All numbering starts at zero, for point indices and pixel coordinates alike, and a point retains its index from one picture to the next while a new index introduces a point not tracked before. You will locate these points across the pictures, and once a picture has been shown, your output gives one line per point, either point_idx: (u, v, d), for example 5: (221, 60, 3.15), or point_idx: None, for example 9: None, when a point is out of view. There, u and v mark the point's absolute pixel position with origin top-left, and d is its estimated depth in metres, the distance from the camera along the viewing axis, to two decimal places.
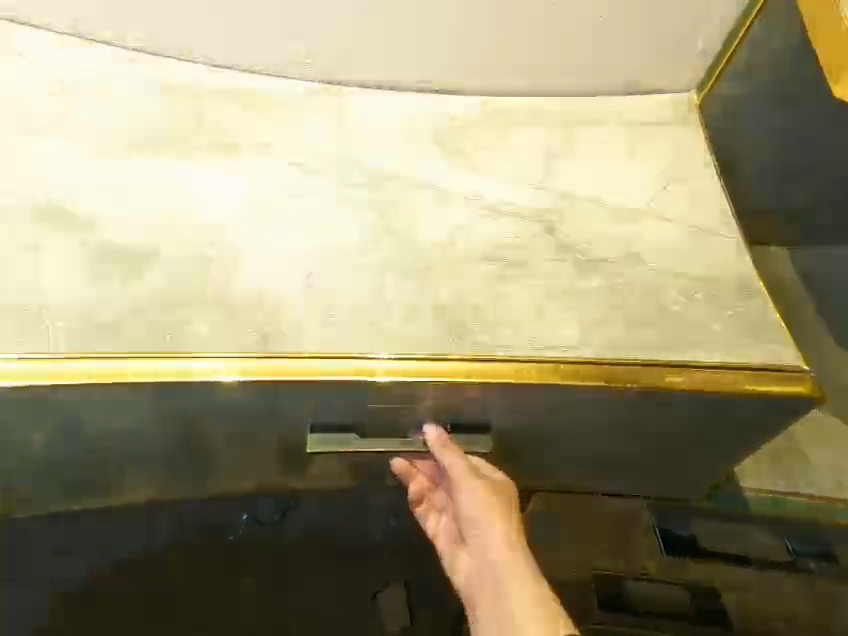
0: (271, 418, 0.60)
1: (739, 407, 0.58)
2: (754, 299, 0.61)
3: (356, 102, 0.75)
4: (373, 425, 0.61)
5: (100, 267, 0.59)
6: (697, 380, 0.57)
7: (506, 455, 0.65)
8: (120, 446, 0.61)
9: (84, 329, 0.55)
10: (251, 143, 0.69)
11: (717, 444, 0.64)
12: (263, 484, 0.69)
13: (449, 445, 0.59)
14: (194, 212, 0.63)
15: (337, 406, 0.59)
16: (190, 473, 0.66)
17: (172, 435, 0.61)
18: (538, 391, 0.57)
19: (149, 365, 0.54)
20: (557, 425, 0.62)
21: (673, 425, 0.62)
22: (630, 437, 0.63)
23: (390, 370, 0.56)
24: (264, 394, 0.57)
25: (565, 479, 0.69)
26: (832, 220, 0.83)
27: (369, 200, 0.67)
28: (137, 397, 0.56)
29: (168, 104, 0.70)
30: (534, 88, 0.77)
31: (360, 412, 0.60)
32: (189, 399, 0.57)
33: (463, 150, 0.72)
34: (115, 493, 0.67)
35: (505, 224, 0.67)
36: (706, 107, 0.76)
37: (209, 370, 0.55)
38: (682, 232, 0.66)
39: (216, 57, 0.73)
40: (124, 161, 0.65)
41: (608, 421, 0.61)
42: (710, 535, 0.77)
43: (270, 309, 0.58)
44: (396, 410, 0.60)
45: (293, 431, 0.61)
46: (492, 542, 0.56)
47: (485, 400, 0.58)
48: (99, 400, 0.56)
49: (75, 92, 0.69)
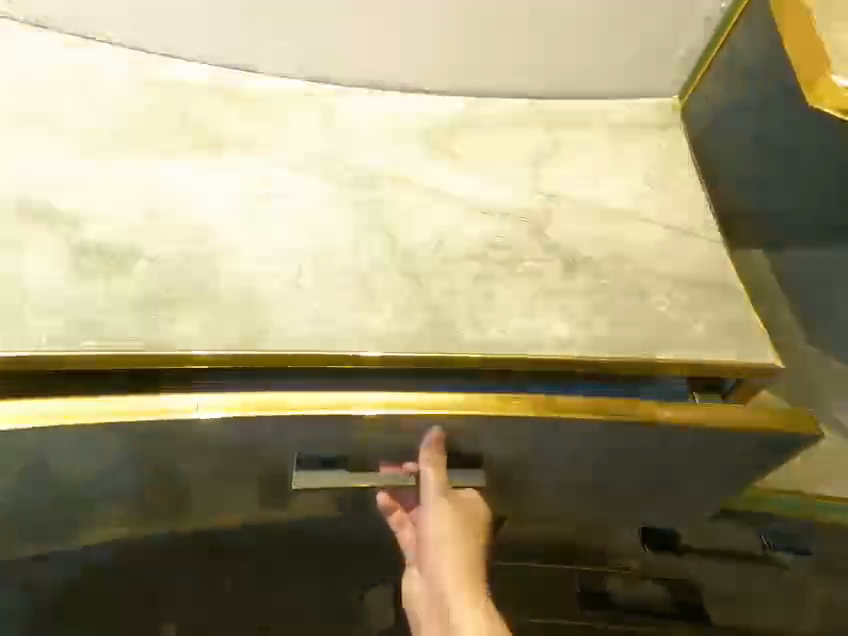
0: (259, 449, 0.59)
1: (731, 443, 0.58)
2: (734, 298, 0.63)
3: (346, 103, 0.74)
4: (362, 457, 0.60)
5: (85, 261, 0.58)
6: (696, 415, 0.57)
7: (500, 483, 0.65)
8: (106, 479, 0.60)
9: (68, 325, 0.54)
10: (238, 142, 0.69)
11: (708, 471, 0.63)
12: (250, 511, 0.68)
13: (439, 459, 0.58)
14: (181, 209, 0.63)
15: (328, 438, 0.58)
16: (177, 502, 0.65)
17: (163, 470, 0.60)
18: (531, 425, 0.57)
19: (139, 405, 0.54)
20: (550, 455, 0.61)
21: (671, 454, 0.61)
22: (623, 466, 0.63)
23: (383, 402, 0.55)
24: (255, 430, 0.56)
25: (555, 505, 0.69)
26: (812, 221, 0.84)
27: (358, 199, 0.67)
28: (126, 437, 0.55)
29: (154, 102, 0.69)
30: (521, 90, 0.78)
31: (350, 445, 0.59)
32: (180, 438, 0.56)
33: (452, 152, 0.73)
34: (100, 526, 0.66)
35: (494, 225, 0.67)
36: (687, 110, 0.78)
37: (201, 409, 0.54)
38: (665, 233, 0.68)
39: (202, 55, 0.72)
40: (110, 159, 0.64)
41: (600, 451, 0.61)
42: (689, 544, 0.78)
43: (261, 306, 0.58)
44: (386, 440, 0.59)
45: (283, 462, 0.61)
46: (444, 567, 0.57)
47: (480, 431, 0.58)
48: (81, 437, 0.54)
49: (57, 88, 0.68)
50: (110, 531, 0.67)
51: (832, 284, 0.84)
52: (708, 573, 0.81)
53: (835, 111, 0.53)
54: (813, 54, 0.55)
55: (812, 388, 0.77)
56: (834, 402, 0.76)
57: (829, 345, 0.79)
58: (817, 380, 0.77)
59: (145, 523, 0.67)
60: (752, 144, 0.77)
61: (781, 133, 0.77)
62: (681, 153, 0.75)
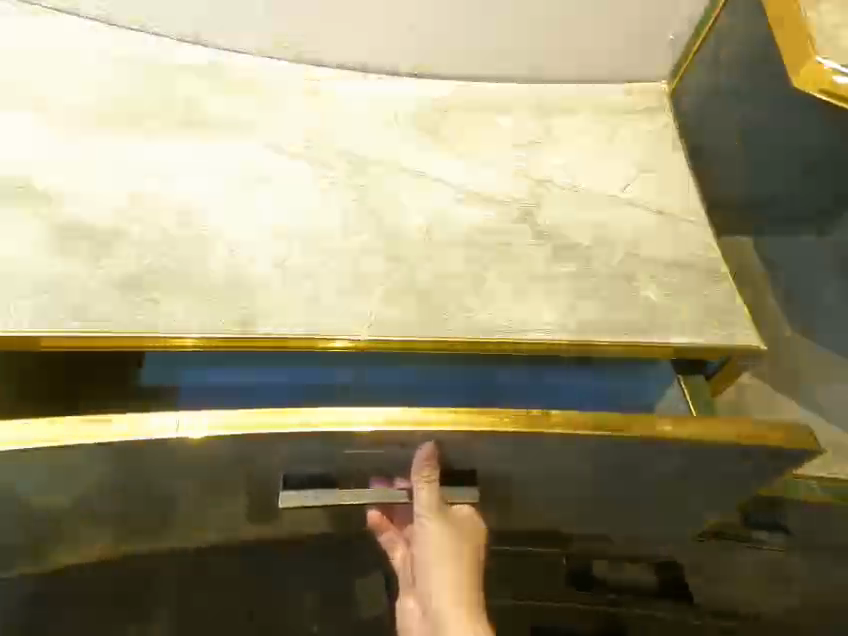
0: (239, 469, 0.50)
1: (760, 456, 0.52)
2: (720, 282, 0.64)
3: (335, 86, 0.73)
4: (356, 472, 0.53)
5: (67, 242, 0.57)
6: (702, 431, 0.50)
7: (498, 502, 0.58)
8: (64, 506, 0.52)
9: (51, 306, 0.53)
10: (224, 123, 0.68)
11: (737, 485, 0.56)
12: (229, 533, 0.60)
13: (431, 476, 0.50)
14: (165, 189, 0.62)
15: (315, 457, 0.50)
16: (147, 524, 0.57)
17: (129, 494, 0.52)
18: (536, 441, 0.49)
19: (96, 426, 0.45)
20: (548, 476, 0.54)
21: (684, 474, 0.55)
22: (641, 479, 0.55)
23: (371, 417, 0.47)
24: (232, 452, 0.48)
25: (561, 519, 0.63)
26: (804, 208, 0.84)
27: (348, 183, 0.66)
28: (87, 463, 0.47)
29: (135, 81, 0.68)
30: (511, 74, 0.77)
31: (339, 461, 0.51)
32: (150, 463, 0.48)
33: (443, 136, 0.72)
34: (65, 551, 0.59)
35: (483, 210, 0.67)
36: (677, 95, 0.78)
37: (164, 428, 0.46)
38: (654, 218, 0.68)
39: (185, 33, 0.70)
40: (89, 138, 0.63)
41: (616, 465, 0.53)
42: (698, 562, 0.72)
43: (249, 290, 0.57)
44: (376, 453, 0.50)
45: (265, 481, 0.52)
46: (438, 587, 0.52)
47: (469, 447, 0.50)
48: (33, 463, 0.46)
49: (34, 65, 0.66)
50: (74, 558, 0.60)
51: (813, 272, 0.84)
52: (724, 585, 0.74)
53: (818, 93, 0.53)
54: (798, 36, 0.55)
55: (798, 374, 0.77)
56: (822, 386, 0.76)
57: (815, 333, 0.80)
58: (804, 366, 0.77)
59: (113, 548, 0.60)
60: (740, 129, 0.77)
61: (778, 119, 0.75)
62: (670, 137, 0.75)
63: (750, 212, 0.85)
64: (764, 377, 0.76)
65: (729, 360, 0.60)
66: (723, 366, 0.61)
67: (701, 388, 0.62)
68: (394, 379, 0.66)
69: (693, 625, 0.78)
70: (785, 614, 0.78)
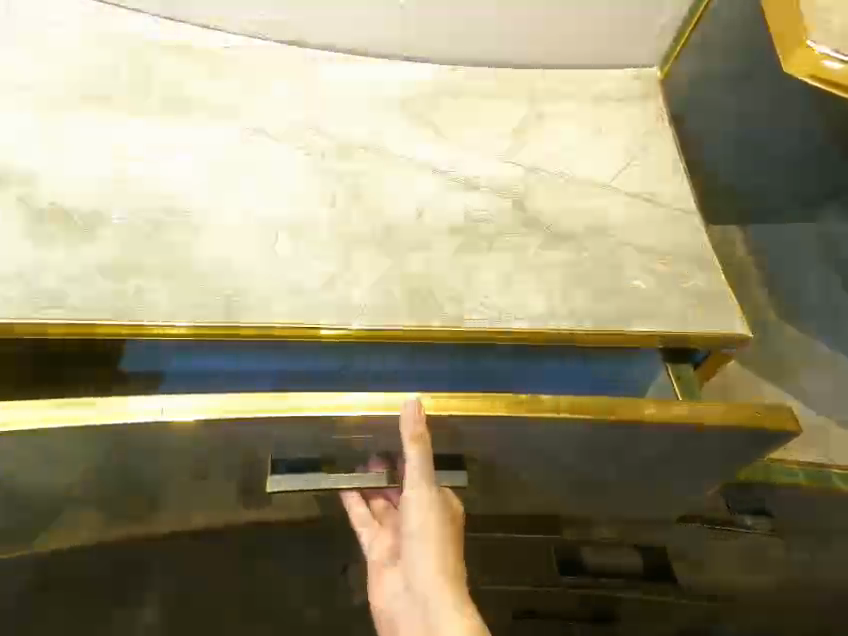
0: (228, 456, 0.50)
1: (743, 441, 0.52)
2: (709, 271, 0.64)
3: (324, 70, 0.72)
4: (344, 459, 0.53)
5: (45, 226, 0.56)
6: (686, 411, 0.50)
7: (486, 488, 0.59)
8: (46, 492, 0.51)
9: (31, 291, 0.52)
10: (211, 105, 0.67)
11: (719, 471, 0.57)
12: (218, 519, 0.60)
13: (422, 439, 0.47)
14: (149, 173, 0.61)
15: (305, 444, 0.50)
16: (133, 511, 0.57)
17: (112, 480, 0.51)
18: (523, 427, 0.49)
19: (80, 408, 0.45)
20: (535, 463, 0.55)
21: (669, 459, 0.55)
22: (623, 464, 0.56)
23: (359, 403, 0.47)
24: (219, 439, 0.48)
25: (549, 506, 0.63)
26: (794, 199, 0.84)
27: (337, 170, 0.66)
28: (69, 450, 0.47)
29: (120, 59, 0.67)
30: (502, 58, 0.77)
31: (328, 448, 0.51)
32: (136, 449, 0.48)
33: (433, 121, 0.71)
34: (47, 538, 0.58)
35: (475, 197, 0.66)
36: (668, 85, 0.79)
37: (145, 412, 0.45)
38: (644, 207, 0.68)
39: (172, 12, 0.69)
40: (73, 118, 0.62)
41: (600, 451, 0.54)
42: (683, 548, 0.73)
43: (236, 276, 0.56)
44: (366, 441, 0.51)
45: (254, 468, 0.52)
46: (425, 567, 0.49)
47: (463, 433, 0.50)
48: (16, 447, 0.45)
49: (12, 39, 0.64)
50: (60, 543, 0.60)
51: (802, 262, 0.85)
52: (708, 570, 0.75)
53: (811, 79, 0.53)
54: (790, 23, 0.54)
55: (785, 359, 0.78)
56: (807, 375, 0.77)
57: (801, 321, 0.81)
58: (789, 350, 0.79)
59: (97, 535, 0.59)
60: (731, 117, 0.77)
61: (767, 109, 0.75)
62: (659, 125, 0.75)
63: (743, 201, 0.84)
64: (750, 365, 0.78)
65: (719, 349, 0.61)
66: (710, 355, 0.62)
67: (691, 381, 0.63)
68: (383, 366, 0.66)
69: (680, 612, 0.79)
70: (767, 599, 0.79)
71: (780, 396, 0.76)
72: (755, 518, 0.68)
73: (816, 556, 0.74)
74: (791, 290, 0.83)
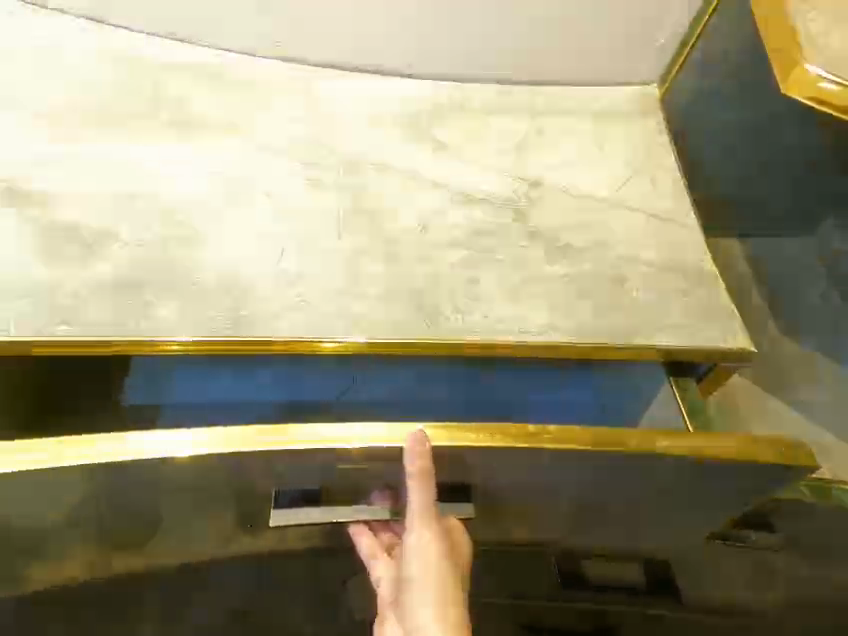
0: (229, 489, 0.50)
1: (753, 473, 0.52)
2: (711, 284, 0.64)
3: (328, 86, 0.73)
4: (347, 492, 0.53)
5: (54, 244, 0.56)
6: (699, 446, 0.50)
7: (489, 515, 0.58)
8: (43, 527, 0.51)
9: (39, 310, 0.52)
10: (218, 122, 0.68)
11: (726, 498, 0.57)
12: (218, 546, 0.59)
13: (427, 471, 0.46)
14: (158, 191, 0.62)
15: (309, 474, 0.49)
16: (132, 540, 0.56)
17: (112, 512, 0.51)
18: (524, 457, 0.49)
19: (82, 447, 0.44)
20: (537, 489, 0.55)
21: (677, 488, 0.55)
22: (628, 493, 0.56)
23: (362, 438, 0.47)
24: (221, 470, 0.47)
25: (554, 531, 0.63)
26: (794, 211, 0.84)
27: (341, 183, 0.67)
28: (69, 486, 0.46)
29: (129, 78, 0.68)
30: (504, 75, 0.78)
31: (330, 478, 0.51)
32: (139, 483, 0.47)
33: (436, 137, 0.72)
34: (45, 571, 0.57)
35: (475, 211, 0.67)
36: (666, 103, 0.79)
37: (147, 450, 0.45)
38: (645, 221, 0.69)
39: (177, 30, 0.70)
40: (81, 135, 0.63)
41: (604, 480, 0.53)
42: (689, 565, 0.72)
43: (242, 292, 0.57)
44: (368, 472, 0.50)
45: (256, 497, 0.52)
46: (420, 611, 0.46)
47: (466, 462, 0.50)
48: (17, 486, 0.45)
49: (22, 61, 0.66)
50: (60, 575, 0.59)
51: (802, 274, 0.85)
52: (711, 584, 0.75)
53: (808, 100, 0.53)
54: (787, 45, 0.55)
55: (787, 370, 0.79)
56: (810, 388, 0.78)
57: (801, 333, 0.81)
58: (790, 362, 0.79)
59: (96, 565, 0.58)
60: (729, 133, 0.78)
61: (765, 125, 0.76)
62: (660, 141, 0.76)
63: (744, 214, 0.85)
64: (752, 376, 0.78)
65: (721, 364, 0.61)
66: (712, 370, 0.63)
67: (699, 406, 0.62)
68: (387, 382, 0.68)
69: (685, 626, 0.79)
70: (773, 613, 0.79)
71: (781, 408, 0.76)
72: (756, 530, 0.67)
73: (823, 571, 0.73)
74: (792, 302, 0.83)
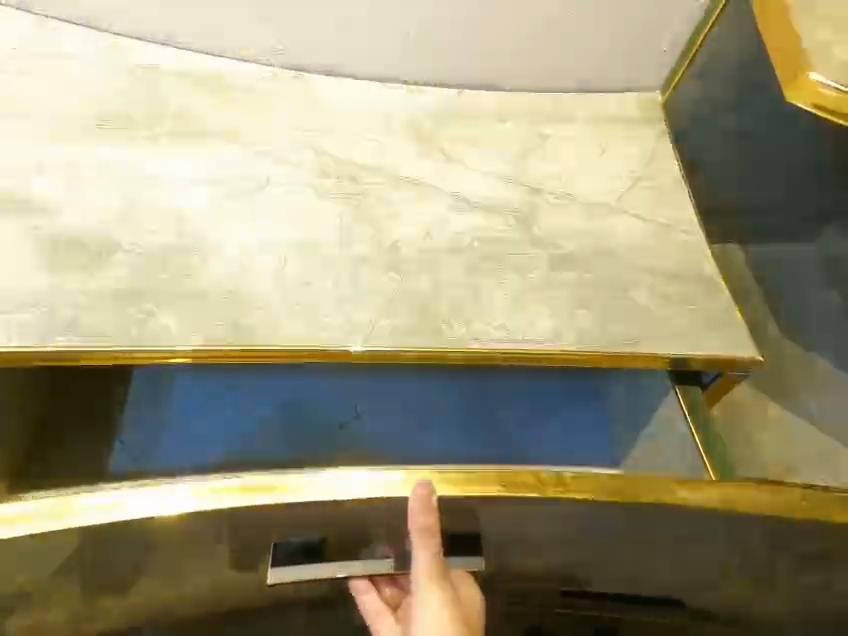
0: (225, 541, 0.47)
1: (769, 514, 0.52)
2: (715, 291, 0.64)
3: (330, 94, 0.73)
4: (350, 543, 0.49)
5: (57, 254, 0.56)
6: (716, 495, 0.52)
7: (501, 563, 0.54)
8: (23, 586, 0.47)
9: (42, 321, 0.52)
10: (220, 130, 0.68)
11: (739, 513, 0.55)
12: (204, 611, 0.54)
13: (432, 527, 0.45)
14: (161, 200, 0.61)
15: (313, 519, 0.48)
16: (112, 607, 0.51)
17: (99, 571, 0.47)
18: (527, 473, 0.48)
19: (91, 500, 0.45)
20: (546, 520, 0.52)
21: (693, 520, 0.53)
22: (641, 534, 0.54)
23: (369, 486, 0.48)
24: (223, 520, 0.46)
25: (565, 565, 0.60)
26: (798, 218, 0.84)
27: (344, 190, 0.66)
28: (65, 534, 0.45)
29: (132, 87, 0.68)
30: (505, 82, 0.78)
31: (334, 524, 0.48)
32: (136, 534, 0.46)
33: (439, 145, 0.72)
34: None
35: (475, 218, 0.67)
36: (670, 106, 0.79)
37: (157, 497, 0.45)
38: (649, 228, 0.68)
39: (180, 38, 0.70)
40: (84, 144, 0.63)
41: (615, 514, 0.52)
42: None
43: (246, 302, 0.56)
44: (374, 520, 0.48)
45: (251, 549, 0.48)
46: None
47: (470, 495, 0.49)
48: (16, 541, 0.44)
49: (25, 71, 0.66)
50: None
51: (807, 282, 0.84)
52: None
53: (811, 107, 0.53)
54: (791, 50, 0.55)
55: (789, 373, 0.78)
56: (816, 396, 0.77)
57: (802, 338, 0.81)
58: (791, 365, 0.79)
59: None
60: (732, 140, 0.78)
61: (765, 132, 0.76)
62: (663, 147, 0.75)
63: (748, 221, 0.84)
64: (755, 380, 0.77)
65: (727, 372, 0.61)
66: (720, 377, 0.61)
67: (699, 403, 0.62)
68: (386, 420, 0.70)
69: None
70: None
71: (782, 413, 0.76)
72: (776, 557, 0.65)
73: None
74: (797, 308, 0.83)
